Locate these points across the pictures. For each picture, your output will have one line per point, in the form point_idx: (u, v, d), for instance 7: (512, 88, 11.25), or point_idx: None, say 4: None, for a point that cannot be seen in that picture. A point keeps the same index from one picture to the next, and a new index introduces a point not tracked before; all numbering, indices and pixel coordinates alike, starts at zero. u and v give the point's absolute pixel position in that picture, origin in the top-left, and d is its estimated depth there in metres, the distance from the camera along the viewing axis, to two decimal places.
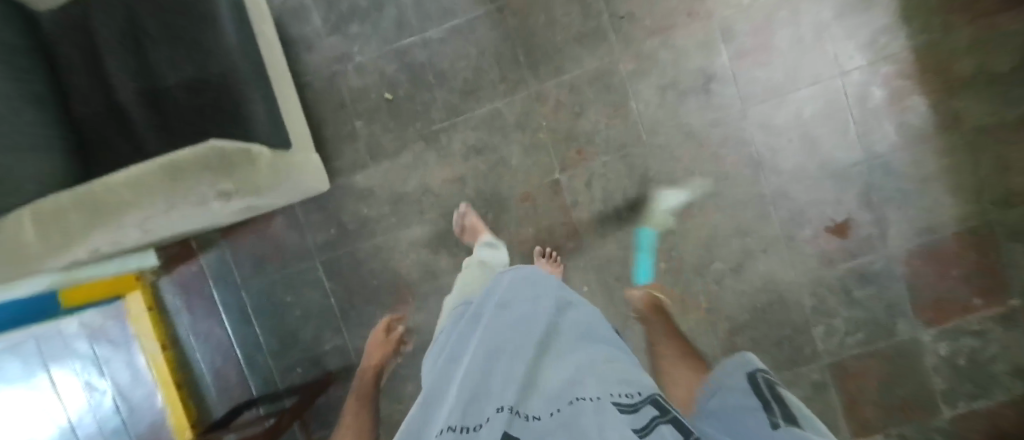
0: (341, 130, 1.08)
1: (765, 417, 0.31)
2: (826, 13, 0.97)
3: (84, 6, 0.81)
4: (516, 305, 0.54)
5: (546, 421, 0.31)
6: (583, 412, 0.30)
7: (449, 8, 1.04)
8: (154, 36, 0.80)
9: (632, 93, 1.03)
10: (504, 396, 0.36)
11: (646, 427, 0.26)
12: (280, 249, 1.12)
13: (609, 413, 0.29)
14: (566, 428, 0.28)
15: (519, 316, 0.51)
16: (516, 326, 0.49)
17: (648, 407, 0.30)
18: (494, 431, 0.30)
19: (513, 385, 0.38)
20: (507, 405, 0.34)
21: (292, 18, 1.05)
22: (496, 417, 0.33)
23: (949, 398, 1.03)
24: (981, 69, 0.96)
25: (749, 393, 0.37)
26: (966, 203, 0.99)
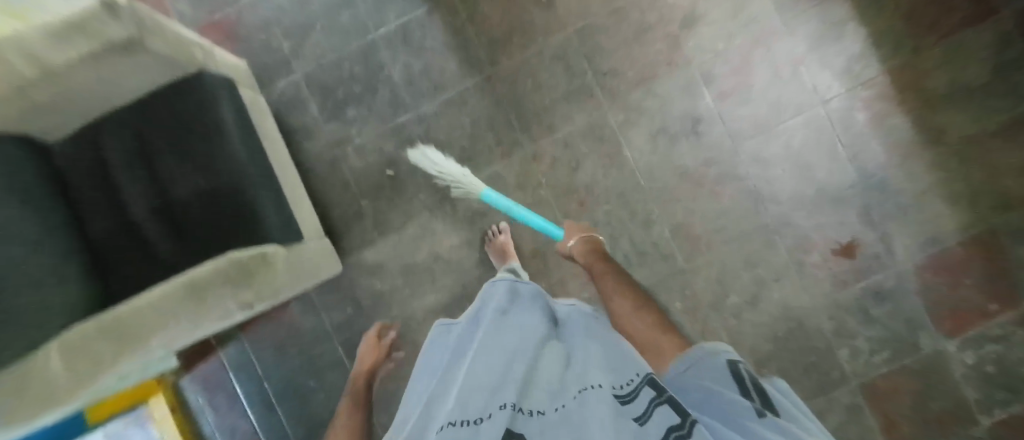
0: (347, 210, 1.10)
1: (748, 406, 0.38)
2: (800, 47, 1.01)
3: (94, 131, 0.84)
4: (517, 313, 0.64)
5: (549, 417, 0.40)
6: (584, 403, 0.39)
7: (439, 83, 1.08)
8: (165, 151, 0.83)
9: (625, 142, 1.06)
10: (508, 393, 0.43)
11: (644, 416, 0.37)
12: (298, 332, 1.13)
13: (605, 402, 0.38)
14: (572, 418, 0.37)
15: (518, 323, 0.61)
16: (517, 329, 0.58)
17: (645, 391, 0.42)
18: (499, 423, 0.38)
19: (512, 384, 0.45)
20: (508, 402, 0.41)
21: (290, 110, 1.09)
22: (498, 413, 0.40)
23: (984, 407, 1.02)
24: (956, 83, 1.00)
25: (724, 373, 0.43)
26: (965, 211, 1.01)
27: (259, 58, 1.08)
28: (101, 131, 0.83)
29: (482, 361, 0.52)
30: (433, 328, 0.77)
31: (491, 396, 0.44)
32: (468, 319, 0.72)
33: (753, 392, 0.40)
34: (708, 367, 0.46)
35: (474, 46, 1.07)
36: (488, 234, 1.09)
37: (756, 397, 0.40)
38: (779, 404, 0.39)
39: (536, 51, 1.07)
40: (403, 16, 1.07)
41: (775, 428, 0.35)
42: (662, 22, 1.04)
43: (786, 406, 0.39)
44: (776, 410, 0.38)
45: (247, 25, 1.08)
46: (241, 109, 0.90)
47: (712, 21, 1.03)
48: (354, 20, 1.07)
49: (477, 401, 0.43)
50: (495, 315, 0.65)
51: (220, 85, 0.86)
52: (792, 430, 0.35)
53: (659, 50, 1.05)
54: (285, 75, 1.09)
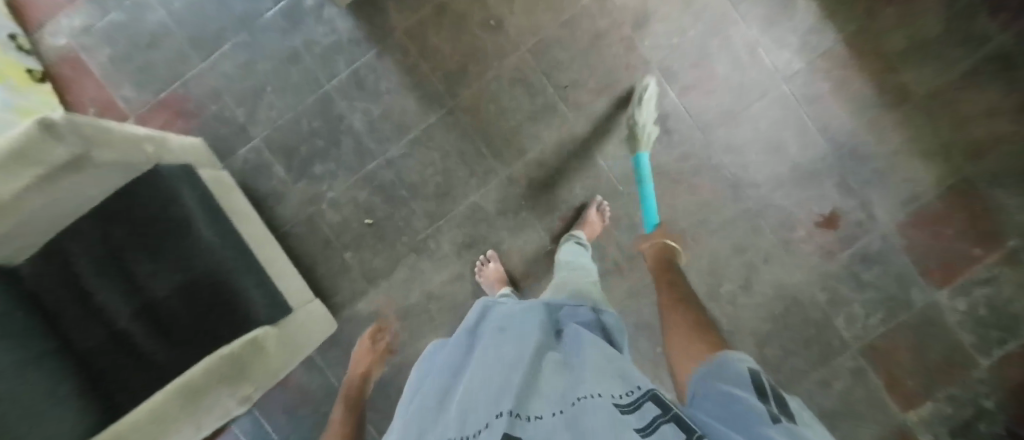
0: (332, 265, 1.09)
1: (764, 410, 0.33)
2: (753, 30, 1.01)
3: (60, 245, 0.81)
4: (516, 325, 0.58)
5: (549, 421, 0.33)
6: (584, 410, 0.32)
7: (402, 124, 1.06)
8: (136, 250, 0.82)
9: (596, 151, 1.06)
10: (504, 400, 0.37)
11: (650, 428, 0.29)
12: (307, 394, 1.12)
13: (606, 411, 0.32)
14: (570, 423, 0.31)
15: (518, 334, 0.55)
16: (517, 340, 0.52)
17: (649, 406, 0.33)
18: (495, 433, 0.32)
19: (510, 392, 0.39)
20: (506, 409, 0.35)
21: (256, 177, 1.07)
22: (495, 422, 0.34)
23: (982, 349, 1.05)
24: (913, 39, 1.00)
25: (740, 377, 0.39)
26: (938, 164, 1.02)
27: (214, 130, 1.06)
28: (71, 244, 0.81)
29: (479, 374, 0.45)
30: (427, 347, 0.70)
31: (490, 404, 0.37)
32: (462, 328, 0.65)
33: (770, 398, 0.35)
34: (724, 374, 0.41)
35: (431, 81, 1.05)
36: (477, 263, 1.08)
37: (772, 402, 0.35)
38: (798, 412, 0.34)
39: (494, 76, 1.05)
40: (352, 63, 1.04)
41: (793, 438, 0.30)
42: (614, 26, 1.03)
43: (808, 420, 0.34)
44: (796, 419, 0.33)
45: (196, 99, 1.05)
46: (207, 194, 0.89)
47: (663, 18, 1.02)
48: (304, 75, 1.05)
49: (474, 417, 0.37)
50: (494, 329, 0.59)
51: (181, 176, 0.85)
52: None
53: (615, 55, 1.04)
54: (244, 142, 1.06)
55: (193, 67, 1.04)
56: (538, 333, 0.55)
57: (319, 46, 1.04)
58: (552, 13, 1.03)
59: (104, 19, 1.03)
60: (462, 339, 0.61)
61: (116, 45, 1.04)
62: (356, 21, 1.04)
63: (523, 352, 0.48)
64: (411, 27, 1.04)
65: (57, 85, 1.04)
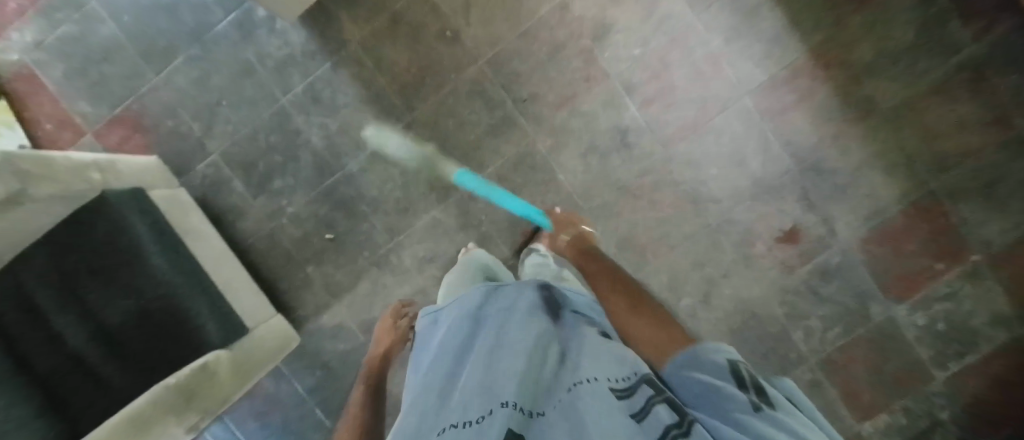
0: (296, 279, 1.10)
1: (746, 400, 0.33)
2: (714, 41, 0.98)
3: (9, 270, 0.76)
4: (518, 309, 0.52)
5: (556, 418, 0.34)
6: (584, 402, 0.33)
7: (360, 138, 1.05)
8: (87, 272, 0.79)
9: (557, 166, 1.05)
10: (507, 389, 0.36)
11: (642, 412, 0.31)
12: (276, 402, 1.14)
13: (604, 400, 0.33)
14: (573, 420, 0.32)
15: (520, 315, 0.51)
16: (520, 326, 0.48)
17: (643, 387, 0.35)
18: (498, 422, 0.32)
19: (512, 379, 0.37)
20: (509, 400, 0.34)
21: (216, 192, 1.07)
22: (499, 410, 0.33)
23: (938, 362, 1.04)
24: (882, 51, 0.97)
25: (717, 367, 0.37)
26: (902, 179, 1.00)
27: (172, 146, 1.05)
28: (16, 265, 0.76)
29: (476, 365, 0.42)
30: (419, 319, 0.62)
31: (487, 393, 0.36)
32: (454, 308, 0.57)
33: (749, 386, 0.35)
34: (700, 362, 0.39)
35: (388, 94, 1.03)
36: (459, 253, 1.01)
37: (751, 391, 0.35)
38: (777, 400, 0.34)
39: (451, 89, 1.03)
40: (308, 76, 1.03)
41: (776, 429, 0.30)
42: (573, 37, 1.00)
43: (786, 404, 0.35)
44: (775, 404, 0.34)
45: (152, 114, 1.04)
46: (157, 218, 0.90)
47: (623, 29, 0.99)
48: (259, 90, 1.03)
49: (474, 397, 0.36)
50: (495, 310, 0.53)
51: (127, 203, 0.85)
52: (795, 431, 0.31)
53: (574, 67, 1.01)
54: (202, 158, 1.06)
55: (147, 81, 1.03)
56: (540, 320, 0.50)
57: (273, 59, 1.02)
58: (509, 24, 1.00)
59: (57, 32, 1.02)
60: (467, 303, 0.57)
61: (69, 59, 1.02)
62: (310, 33, 1.02)
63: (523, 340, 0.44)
64: (366, 39, 1.02)
65: (12, 100, 1.03)
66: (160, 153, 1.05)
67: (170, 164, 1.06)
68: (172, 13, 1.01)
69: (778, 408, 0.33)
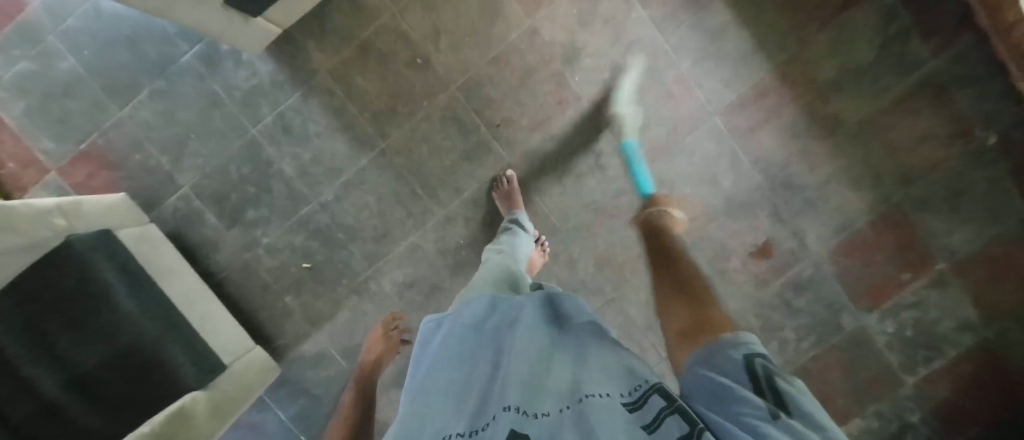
0: (275, 310, 1.09)
1: (762, 406, 0.29)
2: (683, 63, 1.00)
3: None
4: (523, 310, 0.51)
5: (558, 421, 0.32)
6: (592, 411, 0.31)
7: (333, 166, 1.04)
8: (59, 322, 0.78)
9: (532, 189, 1.05)
10: (510, 394, 0.36)
11: (655, 423, 0.29)
12: (260, 433, 1.13)
13: (613, 414, 0.31)
14: (577, 427, 0.30)
15: (531, 318, 0.48)
16: (524, 327, 0.46)
17: (654, 397, 0.32)
18: (501, 429, 0.31)
19: (516, 386, 0.37)
20: (512, 403, 0.34)
21: (189, 226, 1.06)
22: (502, 417, 0.33)
23: (908, 367, 1.06)
24: (847, 67, 0.98)
25: (734, 367, 0.33)
26: (870, 192, 1.02)
27: (141, 180, 1.03)
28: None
29: (479, 373, 0.41)
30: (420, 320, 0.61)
31: (491, 402, 0.36)
32: (455, 308, 0.56)
33: (767, 390, 0.31)
34: (714, 358, 0.35)
35: (359, 122, 1.02)
36: (495, 183, 1.04)
37: (770, 395, 0.30)
38: (800, 405, 0.30)
39: (424, 115, 1.02)
40: (277, 106, 1.01)
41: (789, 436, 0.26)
42: (543, 61, 1.00)
43: (812, 413, 0.29)
44: (797, 411, 0.29)
45: (118, 149, 1.02)
46: (126, 260, 0.88)
47: (593, 52, 1.00)
48: (228, 121, 1.02)
49: (479, 408, 0.36)
50: (505, 314, 0.51)
51: (95, 248, 0.83)
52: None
53: (546, 91, 1.01)
54: (172, 191, 1.04)
55: (112, 115, 1.01)
56: (545, 323, 0.48)
57: (240, 90, 1.01)
58: (478, 49, 1.00)
59: (13, 69, 0.98)
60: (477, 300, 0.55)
61: (28, 95, 0.99)
62: (277, 62, 1.00)
63: (525, 342, 0.43)
64: (334, 67, 1.00)
65: None
66: (129, 188, 1.04)
67: (140, 198, 1.05)
68: (134, 46, 0.99)
69: (800, 416, 0.29)
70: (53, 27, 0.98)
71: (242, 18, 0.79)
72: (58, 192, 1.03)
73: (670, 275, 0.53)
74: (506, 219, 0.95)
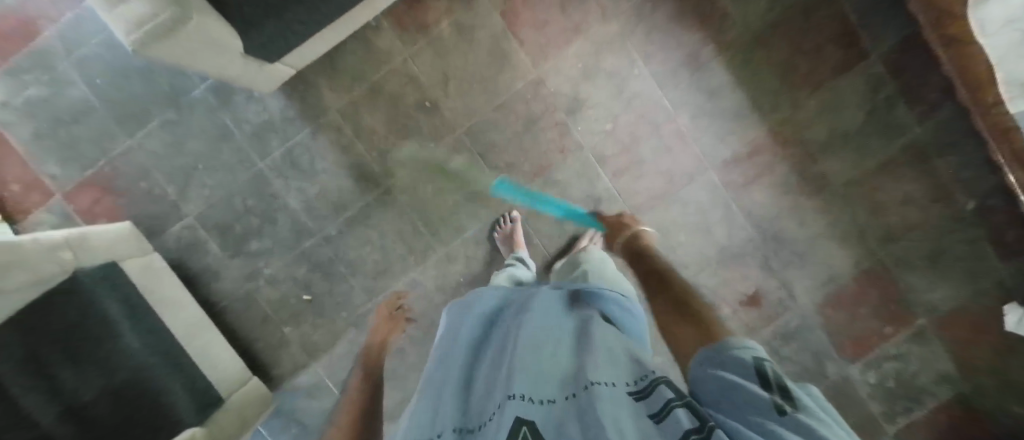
0: (272, 339, 1.10)
1: (768, 404, 0.29)
2: (682, 118, 1.04)
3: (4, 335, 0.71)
4: (531, 302, 0.53)
5: (562, 409, 0.32)
6: (596, 396, 0.31)
7: (338, 202, 1.06)
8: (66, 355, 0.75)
9: (533, 231, 1.08)
10: (513, 384, 0.35)
11: (662, 413, 0.30)
12: None
13: (618, 403, 0.31)
14: (581, 413, 0.30)
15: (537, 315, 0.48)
16: (530, 317, 0.48)
17: (661, 389, 0.32)
18: (506, 417, 0.31)
19: (521, 376, 0.36)
20: (516, 392, 0.34)
21: (191, 254, 1.07)
22: (506, 405, 0.33)
23: (888, 417, 1.09)
24: (835, 130, 1.03)
25: (741, 368, 0.32)
26: (856, 248, 1.06)
27: (146, 208, 1.04)
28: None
29: (489, 367, 0.43)
30: (441, 313, 0.65)
31: (499, 393, 0.36)
32: (471, 300, 0.60)
33: (773, 385, 0.30)
34: (723, 360, 0.35)
35: (366, 161, 1.05)
36: (498, 223, 1.06)
37: (776, 391, 0.30)
38: (809, 403, 0.29)
39: (430, 156, 1.05)
40: (286, 141, 1.03)
41: (795, 436, 0.26)
42: (548, 110, 1.04)
43: (821, 412, 0.29)
44: (804, 408, 0.28)
45: (125, 176, 1.03)
46: (129, 295, 0.89)
47: (596, 104, 1.04)
48: (237, 155, 1.03)
49: (486, 405, 0.36)
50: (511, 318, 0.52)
51: (98, 283, 0.84)
52: (826, 437, 0.25)
53: (550, 139, 1.05)
54: (177, 219, 1.05)
55: (121, 144, 1.02)
56: (553, 313, 0.49)
57: (251, 125, 1.03)
58: (486, 96, 1.03)
59: (25, 94, 0.99)
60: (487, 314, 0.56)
61: (36, 121, 1.00)
62: (289, 100, 1.02)
63: (530, 331, 0.44)
64: (344, 107, 1.03)
65: None
66: (133, 215, 1.04)
67: (143, 225, 1.05)
68: (148, 78, 1.00)
69: (806, 409, 0.28)
70: (67, 55, 0.99)
71: (258, 64, 0.79)
72: (61, 216, 1.03)
73: (670, 303, 0.50)
74: (511, 257, 0.97)
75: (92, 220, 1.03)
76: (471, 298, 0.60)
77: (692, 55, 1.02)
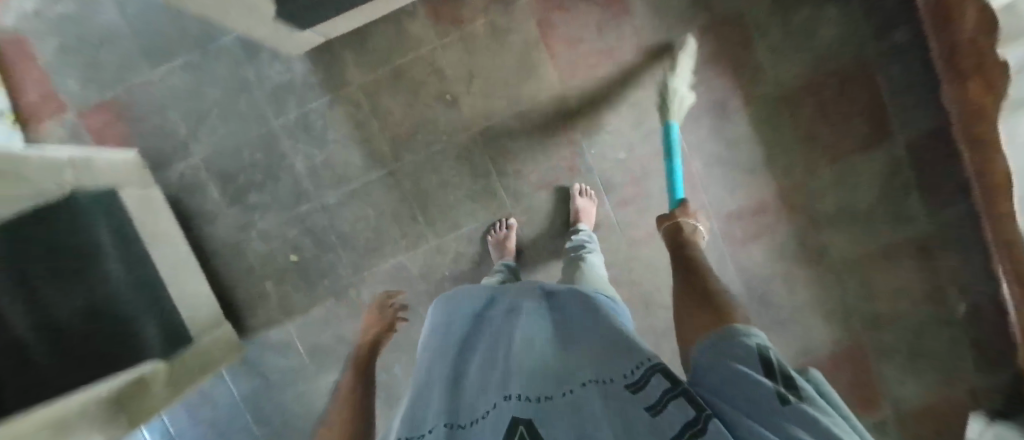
0: (253, 292, 1.12)
1: (771, 391, 0.27)
2: (695, 163, 1.04)
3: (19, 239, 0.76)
4: (522, 306, 0.53)
5: (559, 403, 0.32)
6: (592, 396, 0.31)
7: (342, 174, 1.06)
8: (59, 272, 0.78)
9: (526, 242, 1.08)
10: (512, 387, 0.35)
11: (658, 405, 0.29)
12: (209, 405, 1.15)
13: (612, 400, 0.30)
14: (576, 411, 0.30)
15: (528, 318, 0.49)
16: (524, 323, 0.48)
17: (658, 379, 0.32)
18: (503, 416, 0.31)
19: (517, 377, 0.37)
20: (512, 393, 0.34)
21: (190, 195, 1.08)
22: (503, 405, 0.33)
23: None
24: (843, 207, 1.02)
25: (745, 355, 0.31)
26: (839, 326, 1.06)
27: (155, 141, 1.06)
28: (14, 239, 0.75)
29: (480, 360, 0.43)
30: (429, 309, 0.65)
31: (493, 392, 0.36)
32: (458, 296, 0.59)
33: (778, 376, 0.29)
34: (724, 344, 0.34)
35: (377, 140, 1.05)
36: (493, 227, 1.07)
37: (783, 382, 0.29)
38: (810, 395, 0.28)
39: (440, 148, 1.05)
40: (303, 105, 1.04)
41: (808, 428, 0.24)
42: (565, 127, 1.04)
43: (823, 403, 0.28)
44: (805, 398, 0.27)
45: (140, 106, 1.04)
46: (122, 223, 0.89)
47: (613, 131, 1.03)
48: (252, 107, 1.04)
49: (481, 397, 0.36)
50: (501, 315, 0.52)
51: (93, 207, 0.84)
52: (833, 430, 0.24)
53: (561, 156, 1.05)
54: (183, 159, 1.06)
55: (142, 75, 1.03)
56: (543, 317, 0.50)
57: (272, 82, 1.03)
58: (508, 100, 1.03)
59: (59, 9, 1.00)
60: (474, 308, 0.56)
61: (64, 36, 1.01)
62: (313, 66, 1.03)
63: (524, 337, 0.44)
64: (366, 83, 1.03)
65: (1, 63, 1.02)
66: (141, 146, 1.06)
67: (149, 158, 1.07)
68: (180, 17, 1.01)
69: (811, 402, 0.27)
70: None
71: (290, 30, 0.81)
72: (72, 133, 1.04)
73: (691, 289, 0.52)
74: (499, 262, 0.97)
75: (101, 143, 1.04)
76: (459, 293, 0.59)
77: (718, 103, 1.01)
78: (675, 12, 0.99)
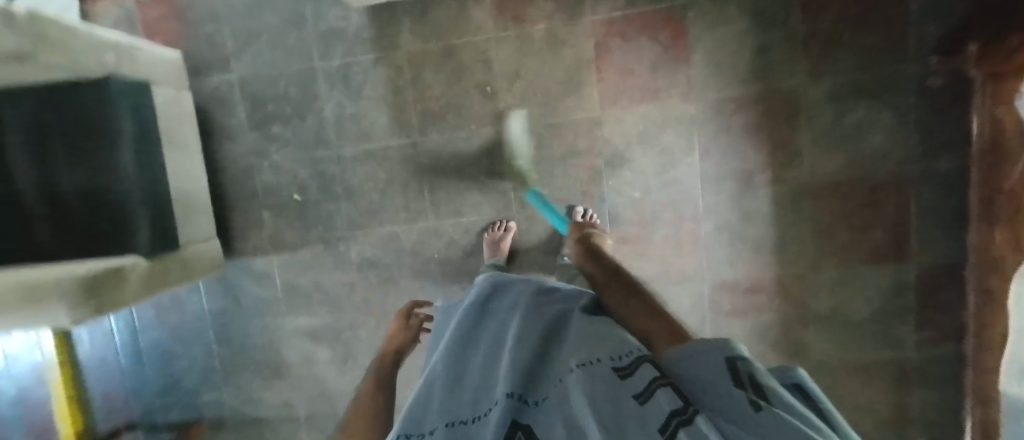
0: (249, 217, 1.14)
1: (737, 405, 0.22)
2: (707, 225, 1.03)
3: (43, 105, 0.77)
4: (518, 293, 0.51)
5: (553, 401, 0.30)
6: (577, 385, 0.30)
7: (366, 131, 1.08)
8: (76, 148, 0.80)
9: (519, 249, 1.09)
10: (506, 378, 0.34)
11: (645, 393, 0.26)
12: (179, 310, 1.18)
13: (596, 385, 0.28)
14: (562, 410, 0.29)
15: (528, 302, 0.47)
16: (519, 309, 0.46)
17: (646, 367, 0.29)
18: (499, 418, 0.31)
19: (510, 370, 0.35)
20: (513, 389, 0.32)
21: (219, 108, 1.10)
22: (499, 405, 0.32)
23: None
24: (836, 310, 1.02)
25: (714, 368, 0.26)
26: None
27: (200, 48, 1.07)
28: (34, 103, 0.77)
29: (483, 351, 0.42)
30: (440, 310, 0.64)
31: (493, 387, 0.35)
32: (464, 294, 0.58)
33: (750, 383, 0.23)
34: (693, 355, 0.28)
35: (409, 109, 1.06)
36: (493, 225, 1.07)
37: (755, 388, 0.23)
38: (789, 396, 0.22)
39: (466, 135, 1.06)
40: (348, 56, 1.05)
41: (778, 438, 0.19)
42: (591, 151, 1.04)
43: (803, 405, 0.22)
44: (781, 400, 0.22)
45: (196, 11, 1.06)
46: (147, 120, 0.90)
47: (636, 169, 1.03)
48: (300, 43, 1.05)
49: (484, 392, 0.36)
50: (503, 306, 0.50)
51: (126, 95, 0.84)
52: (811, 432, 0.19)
53: (578, 178, 1.05)
54: (221, 72, 1.08)
55: None
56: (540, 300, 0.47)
57: (326, 25, 1.04)
58: (544, 108, 1.03)
59: None
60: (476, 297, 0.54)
61: None
62: (369, 21, 1.04)
63: (518, 322, 0.43)
64: (415, 52, 1.04)
65: None
66: (186, 49, 1.08)
67: (191, 62, 1.09)
68: None
69: (785, 404, 0.21)
70: None
71: None
72: (126, 18, 1.07)
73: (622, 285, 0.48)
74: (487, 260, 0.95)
75: (151, 35, 1.06)
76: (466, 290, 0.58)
77: (747, 173, 1.00)
78: (733, 73, 0.98)
